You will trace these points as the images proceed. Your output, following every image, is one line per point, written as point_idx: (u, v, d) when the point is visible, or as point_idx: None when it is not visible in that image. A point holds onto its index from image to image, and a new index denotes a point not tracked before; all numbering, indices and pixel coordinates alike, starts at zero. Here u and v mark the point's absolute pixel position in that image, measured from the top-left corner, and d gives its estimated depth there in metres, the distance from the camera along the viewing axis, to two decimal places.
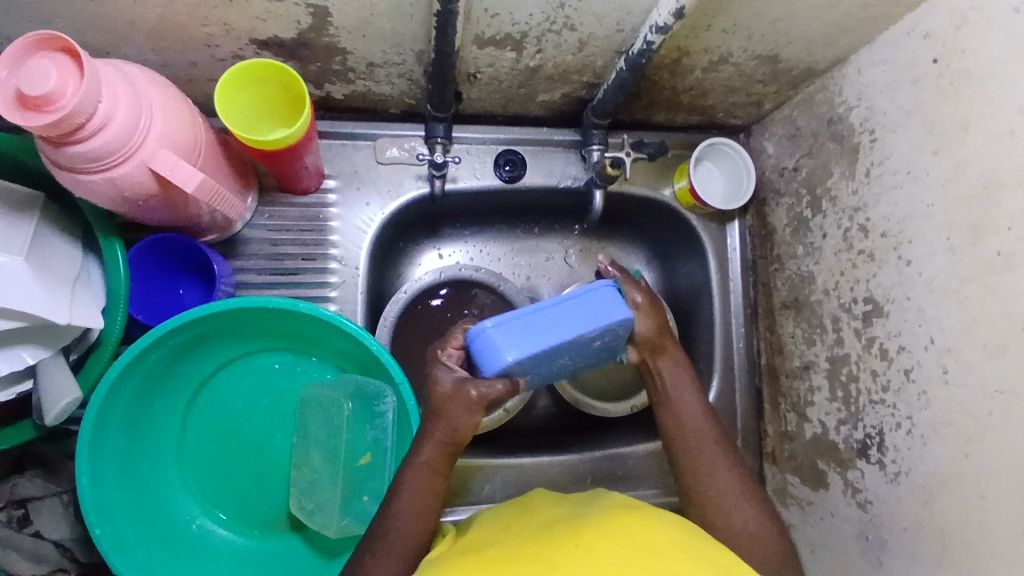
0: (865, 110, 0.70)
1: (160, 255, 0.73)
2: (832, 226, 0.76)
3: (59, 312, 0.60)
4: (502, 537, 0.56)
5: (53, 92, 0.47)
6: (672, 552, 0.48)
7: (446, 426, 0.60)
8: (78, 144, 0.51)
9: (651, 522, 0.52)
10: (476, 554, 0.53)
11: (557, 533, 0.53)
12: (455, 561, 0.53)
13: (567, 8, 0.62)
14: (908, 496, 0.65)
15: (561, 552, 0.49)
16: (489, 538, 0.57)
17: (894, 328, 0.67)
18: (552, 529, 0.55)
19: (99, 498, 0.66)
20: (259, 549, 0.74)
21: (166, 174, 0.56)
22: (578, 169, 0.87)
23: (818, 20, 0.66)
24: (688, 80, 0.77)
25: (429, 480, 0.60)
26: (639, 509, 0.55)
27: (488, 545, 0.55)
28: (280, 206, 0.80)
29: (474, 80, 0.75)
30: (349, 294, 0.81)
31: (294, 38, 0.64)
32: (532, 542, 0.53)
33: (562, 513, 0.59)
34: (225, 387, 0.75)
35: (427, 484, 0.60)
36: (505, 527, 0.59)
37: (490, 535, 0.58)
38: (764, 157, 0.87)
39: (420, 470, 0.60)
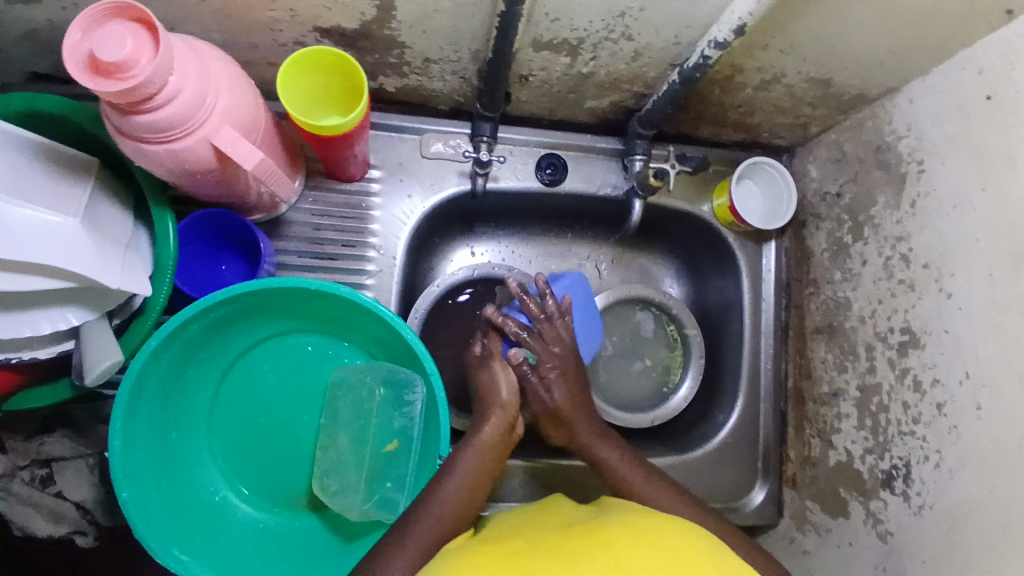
0: (915, 140, 0.70)
1: (208, 231, 0.75)
2: (873, 254, 0.75)
3: (110, 275, 0.62)
4: (524, 530, 0.57)
5: (127, 60, 0.49)
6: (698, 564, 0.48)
7: (503, 410, 0.70)
8: (145, 114, 0.53)
9: (673, 530, 0.52)
10: (498, 544, 0.54)
11: (579, 532, 0.53)
12: (476, 548, 0.53)
13: (627, 17, 0.63)
14: (930, 531, 0.64)
15: (584, 549, 0.49)
16: (510, 530, 0.58)
17: (929, 360, 0.67)
18: (574, 528, 0.55)
19: (129, 463, 0.67)
20: (278, 526, 0.75)
21: (227, 151, 0.58)
22: (618, 178, 0.87)
23: (874, 47, 0.66)
24: (738, 97, 0.77)
25: (480, 459, 0.66)
26: (664, 517, 0.55)
27: (510, 536, 0.56)
28: (325, 192, 0.81)
29: (525, 83, 0.76)
30: (385, 283, 0.82)
31: (356, 28, 0.66)
32: (554, 538, 0.53)
33: (583, 515, 0.59)
34: (257, 364, 0.77)
35: (479, 463, 0.66)
36: (527, 522, 0.59)
37: (511, 527, 0.58)
38: (807, 180, 0.87)
39: (473, 448, 0.66)
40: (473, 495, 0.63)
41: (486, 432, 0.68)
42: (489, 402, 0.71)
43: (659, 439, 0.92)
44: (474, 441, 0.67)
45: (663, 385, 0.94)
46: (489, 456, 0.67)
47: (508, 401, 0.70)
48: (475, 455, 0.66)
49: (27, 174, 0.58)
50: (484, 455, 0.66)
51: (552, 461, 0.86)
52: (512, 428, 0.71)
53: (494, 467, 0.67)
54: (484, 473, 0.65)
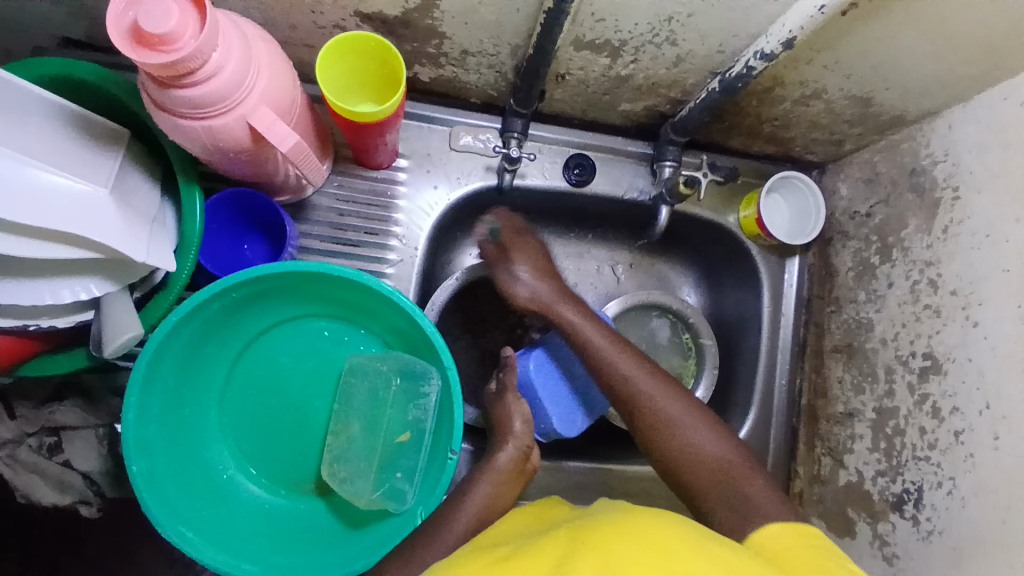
0: (952, 165, 0.69)
1: (233, 210, 0.74)
2: (900, 277, 0.75)
3: (138, 248, 0.61)
4: (518, 537, 0.57)
5: (172, 34, 0.48)
6: (679, 550, 0.46)
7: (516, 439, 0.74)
8: (185, 89, 0.52)
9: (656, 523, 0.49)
10: (489, 551, 0.54)
11: (567, 533, 0.53)
12: (468, 557, 0.54)
13: (674, 22, 0.62)
14: (937, 558, 0.64)
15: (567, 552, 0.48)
16: (504, 537, 0.58)
17: (950, 388, 0.66)
18: (564, 529, 0.54)
19: (141, 437, 0.67)
20: (284, 508, 0.75)
21: (263, 131, 0.57)
22: (645, 183, 0.87)
23: (920, 69, 0.66)
24: (774, 110, 0.77)
25: (494, 484, 0.71)
26: (648, 510, 0.53)
27: (503, 543, 0.56)
28: (351, 178, 0.81)
29: (561, 81, 0.75)
30: (405, 274, 0.82)
31: (398, 16, 0.65)
32: (542, 541, 0.53)
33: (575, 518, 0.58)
34: (273, 346, 0.76)
35: (493, 488, 0.71)
36: (522, 527, 0.59)
37: (506, 534, 0.58)
38: (836, 198, 0.86)
39: (490, 474, 0.71)
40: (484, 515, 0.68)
41: (501, 458, 0.73)
42: (504, 431, 0.76)
43: None
44: (489, 467, 0.72)
45: None
46: (504, 482, 0.71)
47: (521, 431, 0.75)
48: (488, 482, 0.71)
49: (62, 141, 0.58)
50: (498, 477, 0.71)
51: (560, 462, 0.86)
52: (526, 457, 0.75)
53: (507, 491, 0.71)
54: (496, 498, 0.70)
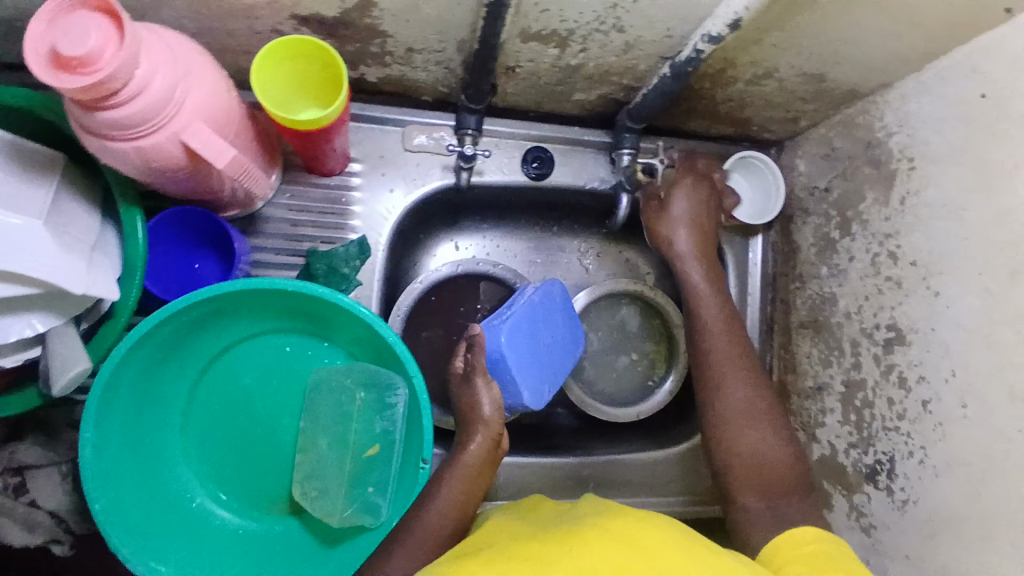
0: (906, 137, 0.69)
1: (179, 228, 0.71)
2: (861, 250, 0.75)
3: (75, 281, 0.58)
4: (499, 539, 0.57)
5: (91, 54, 0.45)
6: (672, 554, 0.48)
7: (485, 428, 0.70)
8: (111, 110, 0.50)
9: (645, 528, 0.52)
10: (472, 556, 0.53)
11: (553, 536, 0.53)
12: (450, 562, 0.53)
13: (620, 9, 0.61)
14: (914, 527, 0.65)
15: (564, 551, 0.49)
16: (485, 540, 0.57)
17: (915, 358, 0.67)
18: (548, 533, 0.54)
19: (102, 472, 0.64)
20: (258, 531, 0.74)
21: (197, 147, 0.54)
22: (605, 172, 0.86)
23: (869, 43, 0.65)
24: (728, 91, 0.76)
25: (463, 481, 0.68)
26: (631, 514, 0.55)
27: (484, 547, 0.55)
28: (302, 187, 0.78)
29: (512, 74, 0.73)
30: (367, 281, 0.80)
31: (337, 16, 0.62)
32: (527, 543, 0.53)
33: (551, 517, 0.60)
34: (233, 366, 0.74)
35: (466, 483, 0.68)
36: (503, 528, 0.59)
37: (487, 537, 0.58)
38: (795, 174, 0.86)
39: (459, 470, 0.68)
40: (455, 517, 0.66)
41: (470, 452, 0.69)
42: (471, 421, 0.71)
43: (644, 433, 0.92)
44: (458, 464, 0.69)
45: (648, 379, 0.94)
46: (474, 476, 0.68)
47: (491, 419, 0.71)
48: (457, 482, 0.67)
49: None
50: (467, 471, 0.68)
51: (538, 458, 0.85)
52: (498, 445, 0.71)
53: (478, 484, 0.68)
54: (471, 494, 0.67)
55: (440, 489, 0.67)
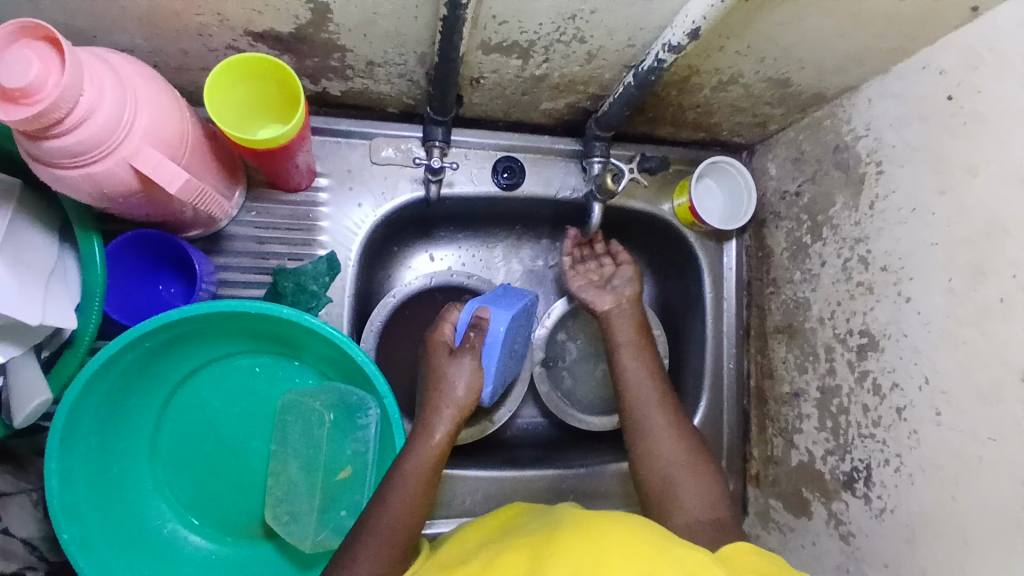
0: (873, 141, 0.69)
1: (141, 252, 0.71)
2: (832, 255, 0.75)
3: (32, 310, 0.57)
4: (481, 549, 0.55)
5: (33, 84, 0.44)
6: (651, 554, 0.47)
7: (451, 415, 0.67)
8: (58, 138, 0.48)
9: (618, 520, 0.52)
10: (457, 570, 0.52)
11: (534, 543, 0.52)
12: None
13: (578, 20, 0.60)
14: (891, 535, 0.65)
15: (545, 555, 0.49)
16: (468, 552, 0.56)
17: (888, 364, 0.66)
18: (529, 539, 0.53)
19: (69, 502, 0.63)
20: (232, 556, 0.72)
21: (149, 172, 0.53)
22: (577, 180, 0.85)
23: (831, 47, 0.65)
24: (695, 98, 0.76)
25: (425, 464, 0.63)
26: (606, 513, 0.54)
27: (468, 560, 0.54)
28: (268, 203, 0.77)
29: (477, 85, 0.73)
30: (337, 298, 0.78)
31: (292, 32, 0.61)
32: (510, 553, 0.52)
33: (522, 521, 0.60)
34: (202, 389, 0.73)
35: (429, 469, 0.63)
36: (486, 538, 0.58)
37: (470, 549, 0.57)
38: (766, 178, 0.86)
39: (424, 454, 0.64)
40: (419, 511, 0.61)
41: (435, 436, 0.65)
42: (438, 403, 0.68)
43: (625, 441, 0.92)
44: (421, 446, 0.64)
45: None
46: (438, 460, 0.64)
47: (461, 403, 0.68)
48: (420, 466, 0.63)
49: None
50: (431, 456, 0.64)
51: (517, 471, 0.85)
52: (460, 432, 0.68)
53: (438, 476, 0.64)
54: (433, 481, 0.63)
55: (401, 474, 0.62)
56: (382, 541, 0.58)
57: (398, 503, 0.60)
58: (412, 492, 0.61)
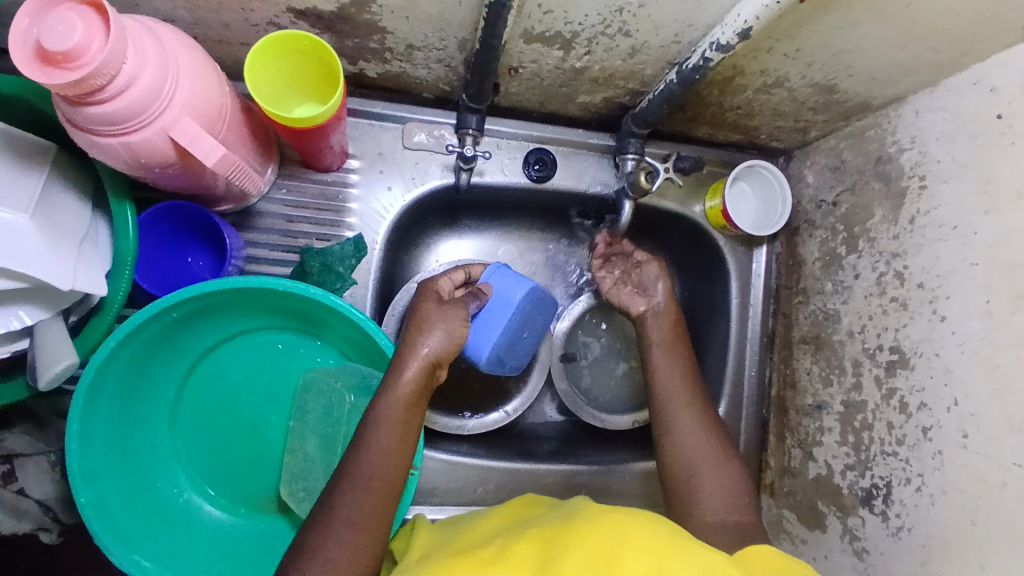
0: (918, 154, 0.67)
1: (171, 223, 0.71)
2: (866, 268, 0.73)
3: (63, 277, 0.58)
4: (495, 537, 0.55)
5: (77, 48, 0.44)
6: (670, 552, 0.48)
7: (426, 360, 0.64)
8: (100, 105, 0.49)
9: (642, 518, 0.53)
10: (472, 553, 0.52)
11: (546, 532, 0.52)
12: (449, 559, 0.52)
13: (625, 13, 0.59)
14: (906, 556, 0.63)
15: (552, 544, 0.50)
16: (482, 539, 0.56)
17: (917, 383, 0.65)
18: (543, 528, 0.54)
19: (88, 466, 0.64)
20: (244, 528, 0.73)
21: (185, 144, 0.53)
22: (608, 176, 0.84)
23: (883, 56, 0.63)
24: (737, 99, 0.74)
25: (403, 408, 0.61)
26: (624, 509, 0.55)
27: (483, 544, 0.54)
28: (299, 182, 0.77)
29: (515, 75, 0.72)
30: (362, 280, 0.79)
31: (334, 11, 0.61)
32: (526, 540, 0.52)
33: (541, 510, 0.61)
34: (224, 362, 0.74)
35: (404, 430, 0.61)
36: (500, 528, 0.58)
37: (483, 536, 0.57)
38: (803, 185, 0.84)
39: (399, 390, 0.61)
40: (399, 457, 0.60)
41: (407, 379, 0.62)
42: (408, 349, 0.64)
43: (640, 441, 0.91)
44: (395, 390, 0.62)
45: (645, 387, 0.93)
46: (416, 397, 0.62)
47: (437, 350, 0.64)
48: (399, 405, 0.61)
49: None
50: (404, 411, 0.61)
51: (530, 464, 0.85)
52: (435, 375, 0.65)
53: (419, 415, 0.63)
54: (405, 436, 0.61)
55: (383, 411, 0.61)
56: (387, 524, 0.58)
57: (381, 443, 0.59)
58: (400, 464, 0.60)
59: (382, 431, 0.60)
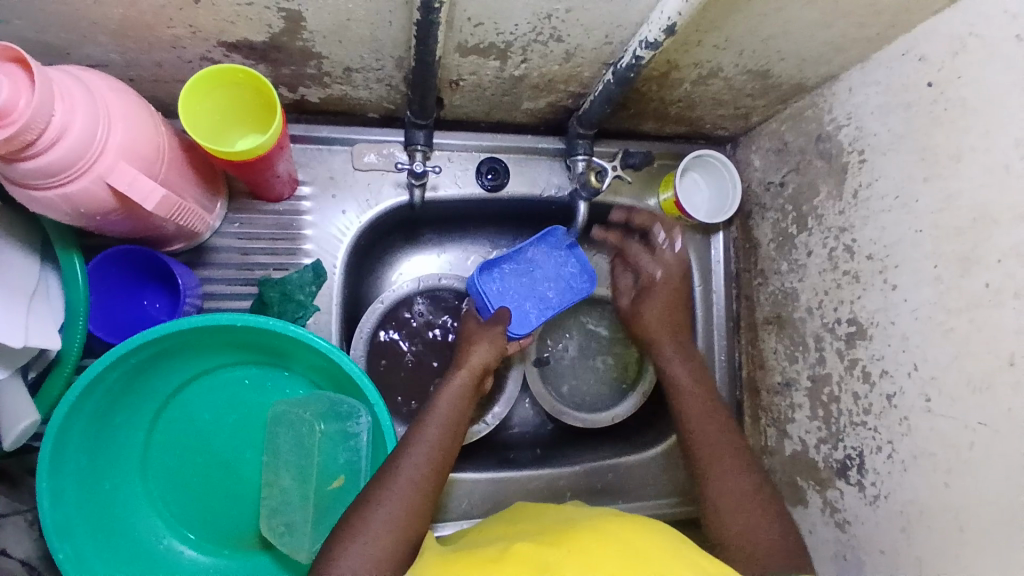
0: (855, 129, 0.69)
1: (123, 267, 0.70)
2: (818, 245, 0.75)
3: (17, 334, 0.56)
4: (491, 541, 0.55)
5: (4, 106, 0.44)
6: (672, 561, 0.48)
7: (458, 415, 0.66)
8: (32, 159, 0.48)
9: (644, 528, 0.53)
10: (470, 555, 0.52)
11: (547, 539, 0.52)
12: (448, 560, 0.52)
13: (554, 19, 0.60)
14: (886, 522, 0.65)
15: (565, 549, 0.49)
16: (479, 543, 0.55)
17: (877, 352, 0.67)
18: (542, 534, 0.54)
19: (62, 522, 0.63)
20: (229, 569, 0.72)
21: (124, 189, 0.53)
22: (561, 179, 0.85)
23: (810, 37, 0.65)
24: (676, 92, 0.76)
25: (457, 402, 0.68)
26: (632, 519, 0.55)
27: (481, 547, 0.54)
28: (251, 214, 0.76)
29: (457, 88, 0.72)
30: (324, 306, 0.78)
31: (266, 41, 0.61)
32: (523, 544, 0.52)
33: (540, 515, 0.61)
34: (191, 402, 0.73)
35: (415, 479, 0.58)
36: (495, 533, 0.58)
37: (480, 541, 0.56)
38: (751, 169, 0.86)
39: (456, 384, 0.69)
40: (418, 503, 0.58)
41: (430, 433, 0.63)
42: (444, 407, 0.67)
43: (620, 437, 0.92)
44: (422, 443, 0.62)
45: (621, 381, 0.94)
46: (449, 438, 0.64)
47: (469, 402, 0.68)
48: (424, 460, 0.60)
49: None
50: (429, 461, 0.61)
51: (514, 472, 0.85)
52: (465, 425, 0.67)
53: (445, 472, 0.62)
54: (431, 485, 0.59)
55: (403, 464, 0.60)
56: None
57: None
58: (409, 491, 0.58)
59: (435, 425, 0.64)
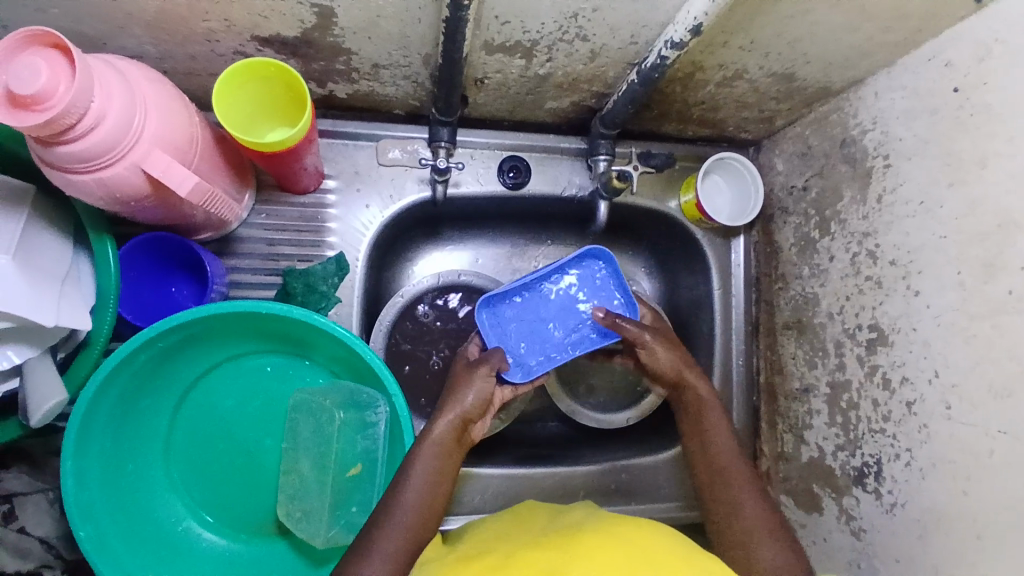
0: (881, 134, 0.69)
1: (152, 254, 0.72)
2: (840, 250, 0.74)
3: (47, 314, 0.58)
4: (497, 543, 0.56)
5: (44, 91, 0.45)
6: (670, 562, 0.49)
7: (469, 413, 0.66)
8: (71, 144, 0.50)
9: (645, 529, 0.54)
10: (474, 559, 0.52)
11: (550, 541, 0.53)
12: (453, 563, 0.53)
13: (580, 18, 0.60)
14: (903, 530, 0.64)
15: (568, 552, 0.50)
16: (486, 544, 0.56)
17: (898, 358, 0.66)
18: (546, 536, 0.55)
19: (86, 501, 0.65)
20: (247, 554, 0.74)
21: (158, 176, 0.54)
22: (583, 179, 0.86)
23: (837, 41, 0.65)
24: (700, 94, 0.76)
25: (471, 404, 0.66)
26: (633, 521, 0.56)
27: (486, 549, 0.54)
28: (278, 206, 0.78)
29: (481, 86, 0.73)
30: (346, 298, 0.79)
31: (297, 36, 0.62)
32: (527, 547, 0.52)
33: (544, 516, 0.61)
34: (213, 389, 0.74)
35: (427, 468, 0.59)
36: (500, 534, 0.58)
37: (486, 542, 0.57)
38: (774, 173, 0.86)
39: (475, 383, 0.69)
40: None
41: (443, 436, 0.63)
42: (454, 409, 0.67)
43: (635, 439, 0.92)
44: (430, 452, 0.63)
45: (638, 383, 0.94)
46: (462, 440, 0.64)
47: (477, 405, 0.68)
48: None
49: None
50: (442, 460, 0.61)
51: (526, 468, 0.85)
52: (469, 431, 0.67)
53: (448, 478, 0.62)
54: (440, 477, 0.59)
55: None
56: (393, 540, 0.58)
57: None
58: None
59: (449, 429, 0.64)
